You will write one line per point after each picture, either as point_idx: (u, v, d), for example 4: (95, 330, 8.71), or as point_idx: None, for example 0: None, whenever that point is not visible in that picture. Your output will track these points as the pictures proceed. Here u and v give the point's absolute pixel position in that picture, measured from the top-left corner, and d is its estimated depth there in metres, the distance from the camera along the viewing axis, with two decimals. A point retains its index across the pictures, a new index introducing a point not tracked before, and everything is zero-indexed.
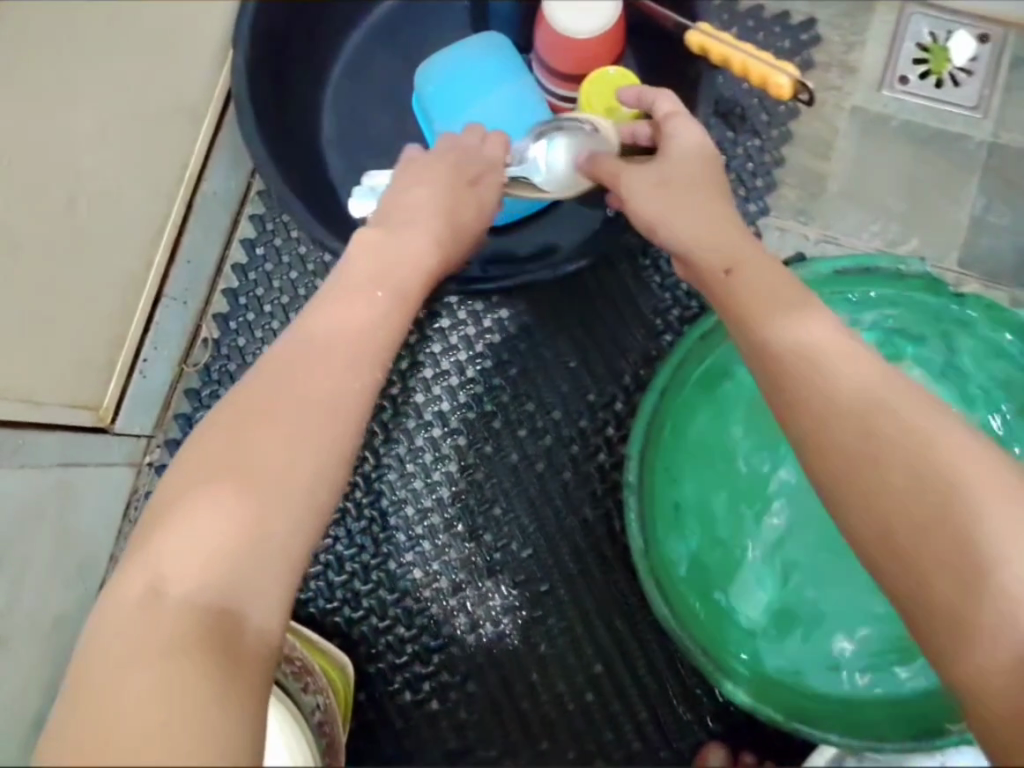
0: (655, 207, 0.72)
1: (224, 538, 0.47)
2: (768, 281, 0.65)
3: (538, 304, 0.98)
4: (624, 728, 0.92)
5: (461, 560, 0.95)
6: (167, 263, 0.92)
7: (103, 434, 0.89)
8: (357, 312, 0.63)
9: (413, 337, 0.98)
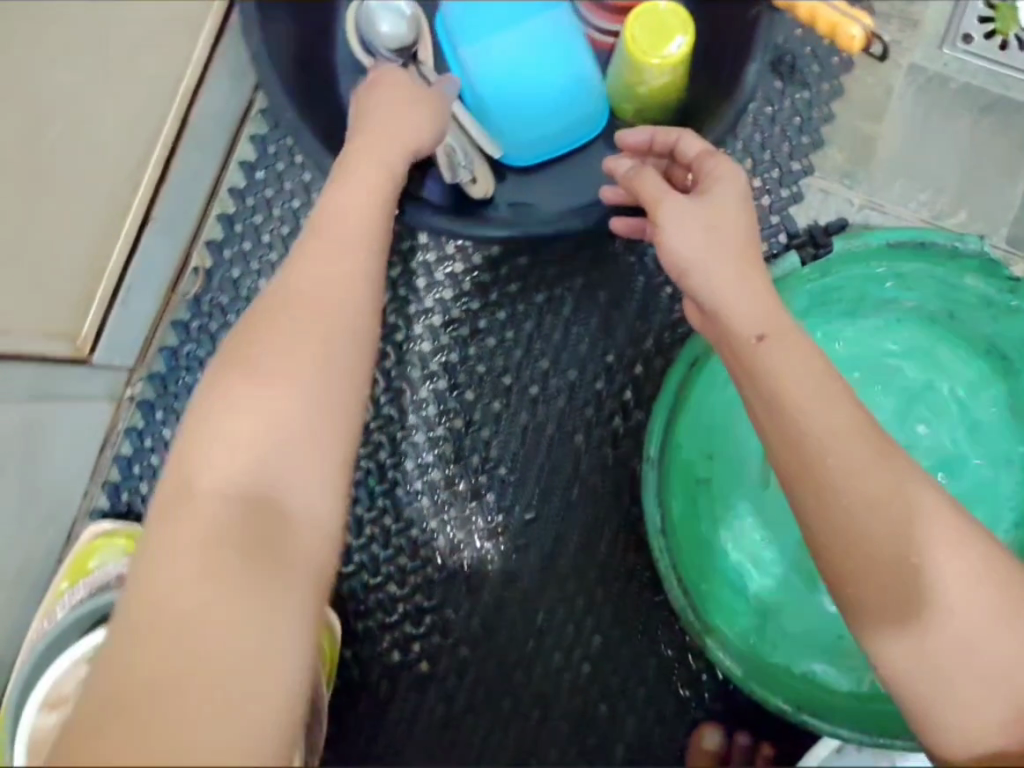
0: (692, 252, 0.62)
1: (280, 423, 0.49)
2: (761, 320, 0.59)
3: (559, 254, 0.92)
4: (619, 705, 0.88)
5: (461, 525, 0.90)
6: (157, 183, 0.83)
7: (82, 365, 0.82)
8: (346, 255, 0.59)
9: (421, 281, 0.93)
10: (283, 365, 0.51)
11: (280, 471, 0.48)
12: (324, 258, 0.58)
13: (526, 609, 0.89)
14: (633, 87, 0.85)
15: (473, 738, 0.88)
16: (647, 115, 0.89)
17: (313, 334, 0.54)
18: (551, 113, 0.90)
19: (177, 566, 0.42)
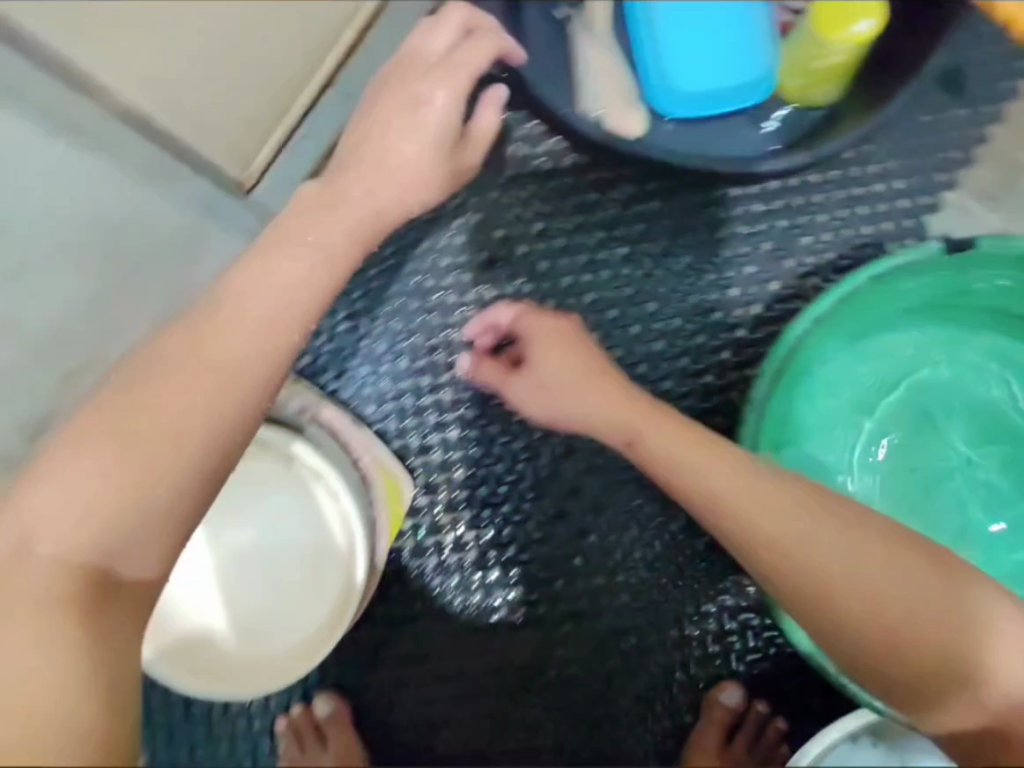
0: (537, 384, 0.79)
1: (189, 422, 0.58)
2: (621, 428, 0.75)
3: (687, 206, 0.96)
4: (649, 639, 0.95)
5: (471, 517, 0.96)
6: (342, 61, 0.90)
7: (242, 197, 0.86)
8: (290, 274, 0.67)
9: (552, 206, 0.97)
10: (212, 396, 0.60)
11: (151, 450, 0.56)
12: (297, 258, 0.68)
13: (567, 553, 0.96)
14: (806, 64, 0.87)
15: (511, 631, 0.96)
16: (810, 94, 0.90)
17: (257, 323, 0.64)
18: (721, 70, 0.90)
19: (74, 507, 0.54)
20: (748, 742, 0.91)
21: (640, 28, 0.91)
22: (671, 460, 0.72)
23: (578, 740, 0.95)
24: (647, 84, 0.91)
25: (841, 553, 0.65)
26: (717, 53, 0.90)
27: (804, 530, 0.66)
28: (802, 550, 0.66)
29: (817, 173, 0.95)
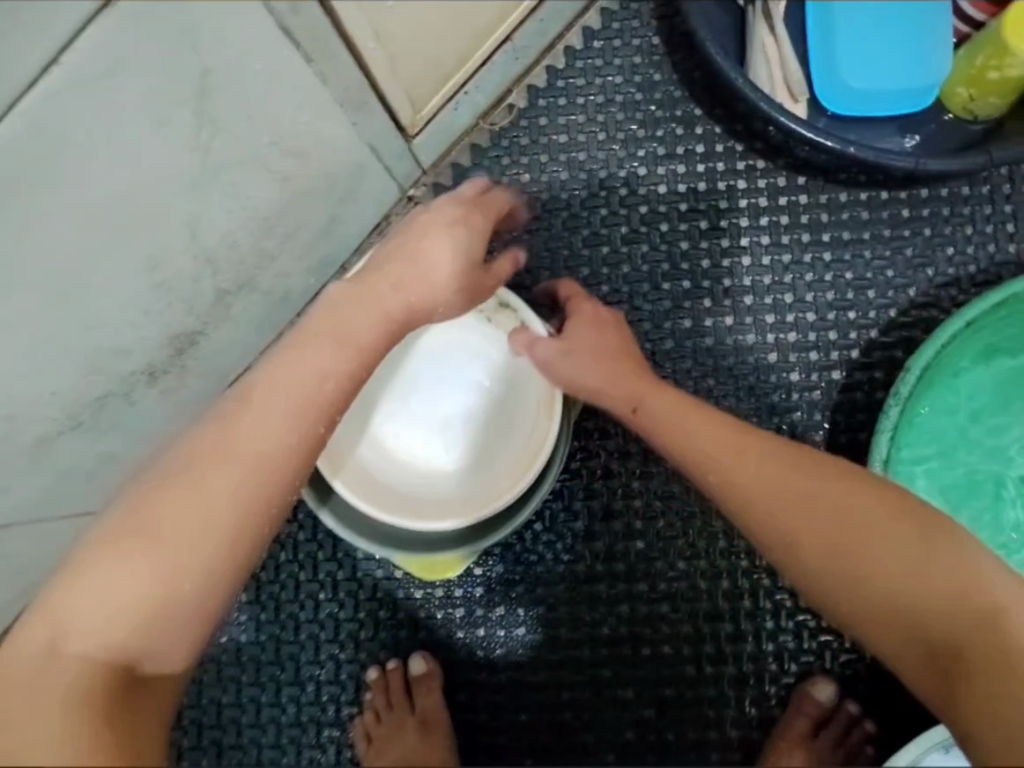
0: (567, 373, 0.82)
1: (213, 521, 0.57)
2: (628, 397, 0.79)
3: (834, 203, 0.96)
4: (743, 627, 0.94)
5: (503, 555, 0.96)
6: (524, 18, 0.89)
7: (404, 142, 0.87)
8: (315, 363, 0.66)
9: (701, 186, 0.97)
10: (234, 480, 0.59)
11: (180, 532, 0.56)
12: (347, 304, 0.70)
13: (654, 545, 0.95)
14: (977, 71, 0.87)
15: (603, 608, 0.95)
16: (976, 105, 0.91)
17: (271, 407, 0.63)
18: (897, 71, 0.90)
19: (101, 588, 0.54)
20: (835, 737, 0.91)
21: (821, 22, 0.91)
22: (745, 484, 0.70)
23: (661, 724, 0.94)
24: (816, 71, 0.92)
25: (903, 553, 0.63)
26: (887, 58, 0.90)
27: (874, 560, 0.64)
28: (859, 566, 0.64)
29: (968, 185, 0.95)
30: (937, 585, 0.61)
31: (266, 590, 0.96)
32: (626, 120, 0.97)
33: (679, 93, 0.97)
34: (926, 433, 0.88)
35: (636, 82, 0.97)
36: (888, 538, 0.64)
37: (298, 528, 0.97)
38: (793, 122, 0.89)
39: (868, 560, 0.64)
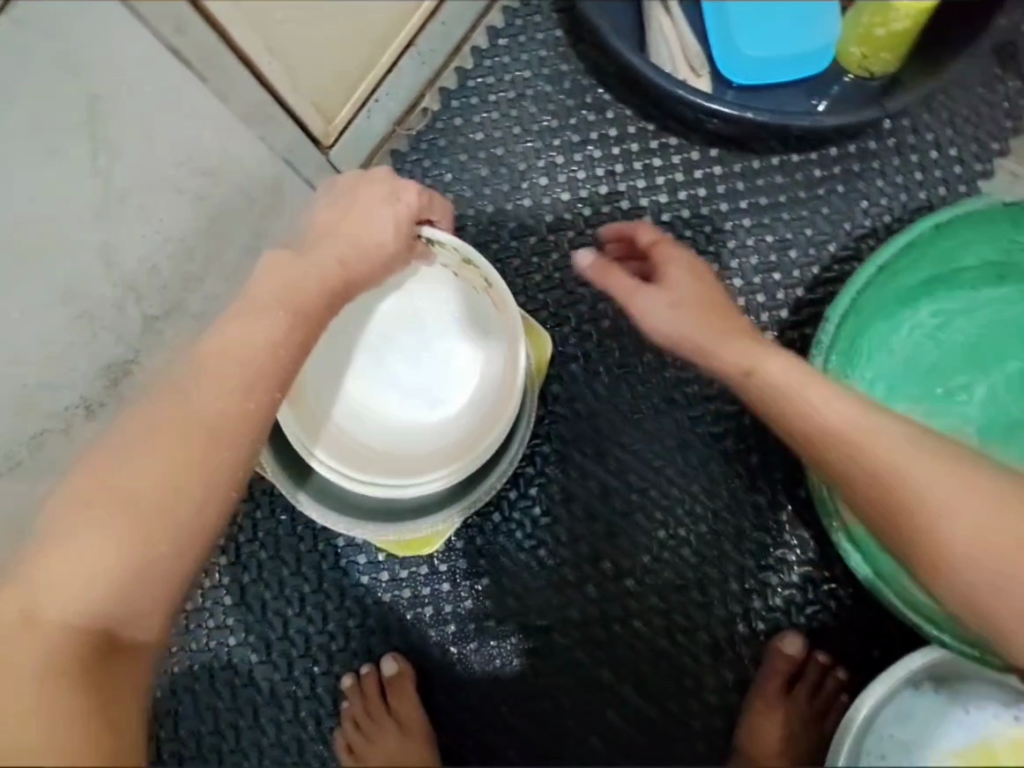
0: (669, 328, 0.74)
1: (178, 486, 0.58)
2: (740, 359, 0.72)
3: (748, 171, 0.98)
4: (709, 593, 0.96)
5: (465, 550, 0.97)
6: (427, 20, 0.90)
7: (319, 152, 0.87)
8: (264, 324, 0.63)
9: (619, 168, 0.99)
10: (185, 452, 0.59)
11: (139, 506, 0.57)
12: (292, 271, 0.67)
13: (612, 523, 0.97)
14: (868, 29, 0.90)
15: (570, 590, 0.96)
16: (870, 62, 0.94)
17: (227, 365, 0.61)
18: (792, 36, 0.94)
19: (69, 560, 0.56)
20: (809, 690, 0.93)
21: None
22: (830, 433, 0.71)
23: (641, 698, 0.95)
24: (717, 49, 0.95)
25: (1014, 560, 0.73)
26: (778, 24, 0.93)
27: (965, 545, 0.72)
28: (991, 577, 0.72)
29: (874, 139, 0.97)
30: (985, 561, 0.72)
31: (236, 614, 0.96)
32: (539, 112, 0.99)
33: (588, 81, 0.99)
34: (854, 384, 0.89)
35: (545, 73, 0.99)
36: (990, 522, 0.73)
37: (259, 548, 0.97)
38: (695, 96, 0.92)
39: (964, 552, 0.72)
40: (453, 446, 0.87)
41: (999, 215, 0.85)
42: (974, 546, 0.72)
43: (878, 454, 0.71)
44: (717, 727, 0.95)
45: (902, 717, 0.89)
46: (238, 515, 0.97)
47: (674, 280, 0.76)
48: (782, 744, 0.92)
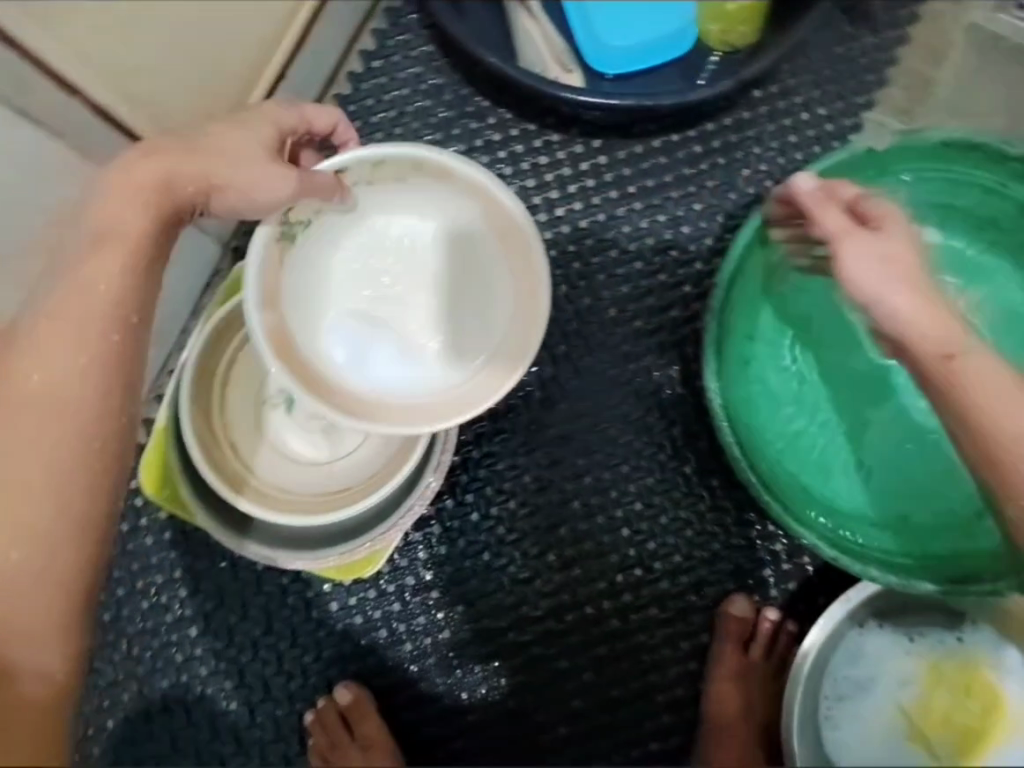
0: (871, 282, 0.71)
1: (30, 480, 0.64)
2: (943, 337, 0.70)
3: (631, 157, 1.01)
4: (653, 568, 0.98)
5: (412, 565, 0.98)
6: (291, 54, 0.94)
7: None
8: (99, 273, 0.67)
9: (508, 171, 1.01)
10: (40, 431, 0.65)
11: (18, 497, 0.64)
12: (118, 202, 0.67)
13: (548, 517, 0.99)
14: (721, 6, 0.95)
15: (518, 588, 0.98)
16: (729, 37, 0.97)
17: (58, 343, 0.66)
18: (653, 23, 0.97)
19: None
20: (764, 649, 0.95)
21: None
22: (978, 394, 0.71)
23: (602, 682, 0.97)
24: (585, 46, 0.98)
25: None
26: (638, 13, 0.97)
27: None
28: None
29: (747, 109, 1.00)
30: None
31: (192, 665, 0.97)
32: (423, 126, 1.01)
33: (466, 90, 1.01)
34: (757, 346, 0.93)
35: (423, 88, 1.00)
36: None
37: (204, 597, 0.98)
38: (567, 92, 0.94)
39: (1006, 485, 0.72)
40: (482, 371, 0.79)
41: (861, 165, 0.90)
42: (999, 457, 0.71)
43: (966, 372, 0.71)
44: (679, 697, 0.97)
45: (856, 657, 0.94)
46: (179, 565, 0.98)
47: (876, 286, 0.71)
48: (742, 710, 0.94)
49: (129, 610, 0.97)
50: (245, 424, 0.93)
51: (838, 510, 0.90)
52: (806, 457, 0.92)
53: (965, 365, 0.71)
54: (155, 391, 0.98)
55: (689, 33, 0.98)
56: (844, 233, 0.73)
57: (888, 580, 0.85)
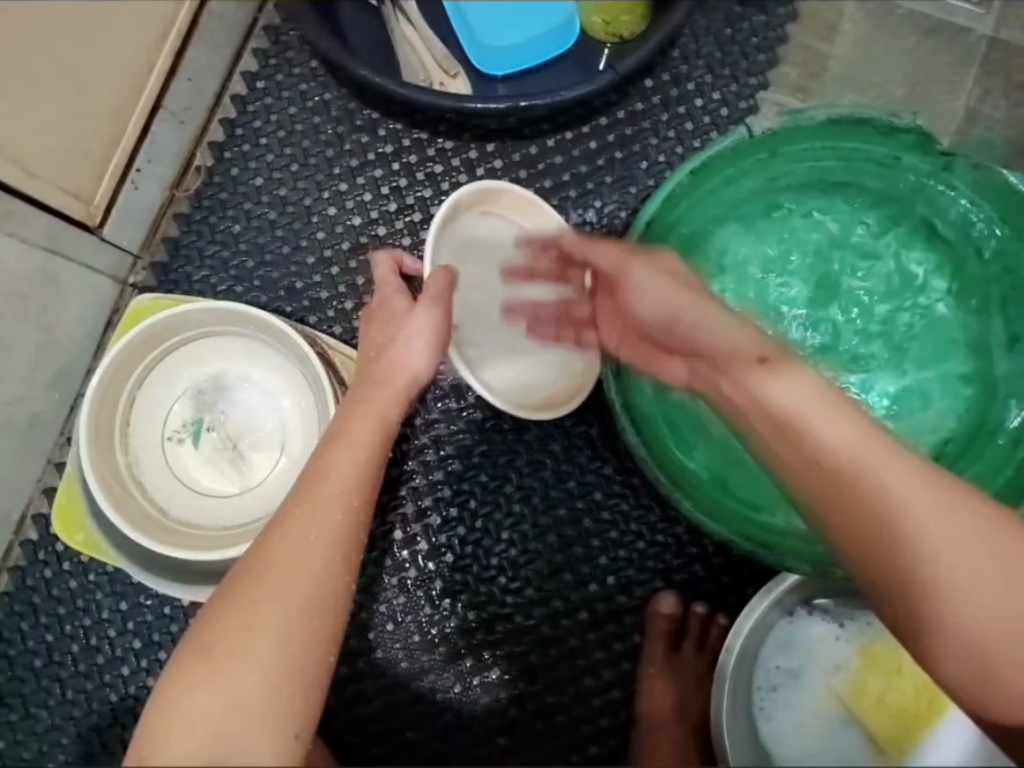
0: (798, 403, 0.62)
1: (273, 614, 0.58)
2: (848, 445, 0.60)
3: (529, 158, 0.98)
4: (581, 572, 0.97)
5: None
6: (166, 81, 0.93)
7: (91, 233, 0.91)
8: (351, 445, 0.70)
9: (404, 182, 0.99)
10: (281, 592, 0.59)
11: (274, 653, 0.56)
12: (364, 398, 0.74)
13: (474, 529, 0.98)
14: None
15: (448, 603, 0.97)
16: (615, 27, 0.94)
17: (318, 497, 0.66)
18: (533, 18, 0.95)
19: (201, 704, 0.53)
20: (697, 644, 0.95)
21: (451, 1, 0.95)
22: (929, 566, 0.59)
23: (537, 690, 0.96)
24: (466, 47, 0.96)
25: (968, 553, 0.59)
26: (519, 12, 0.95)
27: (903, 524, 0.59)
28: (898, 539, 0.59)
29: (640, 100, 0.98)
30: (957, 587, 0.58)
31: (126, 704, 0.96)
32: (313, 144, 0.99)
33: (352, 103, 1.00)
34: None
35: (310, 106, 1.00)
36: (905, 483, 0.59)
37: (133, 636, 0.97)
38: (455, 100, 0.91)
39: (882, 505, 0.59)
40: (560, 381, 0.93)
41: (751, 149, 0.90)
42: (820, 478, 0.62)
43: (764, 395, 0.64)
44: (615, 699, 0.96)
45: (787, 645, 0.94)
46: (104, 606, 0.97)
47: (674, 297, 0.70)
48: (678, 709, 0.93)
49: (58, 655, 0.97)
50: (154, 463, 0.93)
51: (753, 501, 0.92)
52: (730, 451, 0.92)
53: (786, 372, 0.64)
54: (63, 434, 0.98)
55: (573, 24, 0.96)
56: (623, 263, 0.73)
57: (800, 570, 0.87)
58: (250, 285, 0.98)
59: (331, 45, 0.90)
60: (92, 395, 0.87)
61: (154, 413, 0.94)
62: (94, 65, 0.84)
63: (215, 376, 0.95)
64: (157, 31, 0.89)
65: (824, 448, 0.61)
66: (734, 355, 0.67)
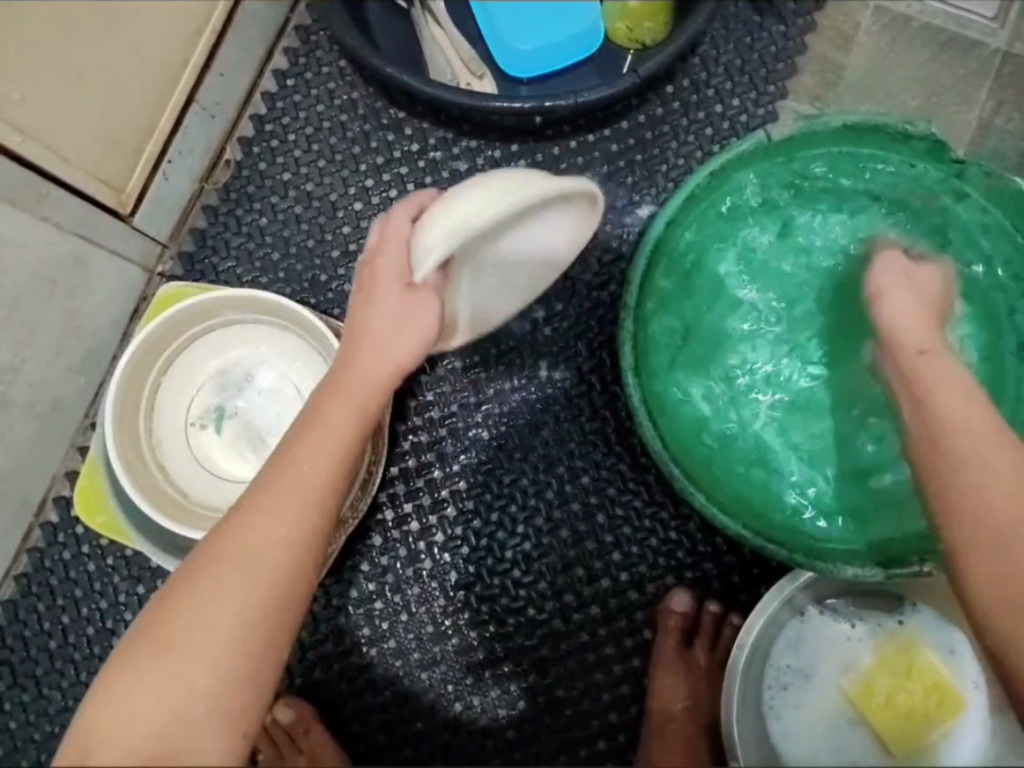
0: (936, 382, 0.72)
1: (213, 622, 0.58)
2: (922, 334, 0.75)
3: (551, 159, 1.00)
4: (594, 567, 0.98)
5: (355, 577, 0.99)
6: (200, 74, 0.96)
7: (121, 220, 0.93)
8: (329, 421, 0.68)
9: (428, 179, 1.01)
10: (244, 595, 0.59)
11: (207, 656, 0.56)
12: (359, 347, 0.71)
13: (486, 523, 0.99)
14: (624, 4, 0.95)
15: (461, 594, 0.98)
16: (639, 33, 0.97)
17: (279, 488, 0.64)
18: (556, 24, 0.98)
19: (139, 701, 0.54)
20: (707, 642, 0.95)
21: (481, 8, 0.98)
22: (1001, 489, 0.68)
23: (548, 684, 0.97)
24: (491, 50, 0.99)
25: None
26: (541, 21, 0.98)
27: (978, 477, 0.68)
28: (970, 492, 0.68)
29: (661, 105, 1.00)
30: None
31: None
32: (339, 141, 1.02)
33: (379, 102, 1.02)
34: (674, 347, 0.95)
35: (338, 104, 1.02)
36: (1005, 467, 0.68)
37: None
38: (481, 99, 0.93)
39: (951, 445, 0.70)
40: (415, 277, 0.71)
41: (769, 152, 0.91)
42: (934, 437, 0.71)
43: (919, 374, 0.73)
44: (624, 695, 0.97)
45: (797, 643, 0.94)
46: (120, 590, 0.98)
47: (897, 281, 0.79)
48: (685, 705, 0.93)
49: (73, 638, 0.98)
50: (175, 446, 0.95)
51: (762, 502, 0.92)
52: (748, 444, 0.95)
53: (936, 359, 0.74)
54: (86, 418, 0.99)
55: (592, 31, 0.98)
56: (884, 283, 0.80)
57: (814, 562, 0.86)
58: (276, 276, 1.00)
59: (359, 42, 0.92)
60: (120, 378, 0.89)
61: (177, 399, 0.96)
62: (128, 55, 0.86)
63: (237, 365, 0.97)
64: (190, 28, 0.92)
65: (944, 415, 0.71)
66: (897, 338, 0.76)
